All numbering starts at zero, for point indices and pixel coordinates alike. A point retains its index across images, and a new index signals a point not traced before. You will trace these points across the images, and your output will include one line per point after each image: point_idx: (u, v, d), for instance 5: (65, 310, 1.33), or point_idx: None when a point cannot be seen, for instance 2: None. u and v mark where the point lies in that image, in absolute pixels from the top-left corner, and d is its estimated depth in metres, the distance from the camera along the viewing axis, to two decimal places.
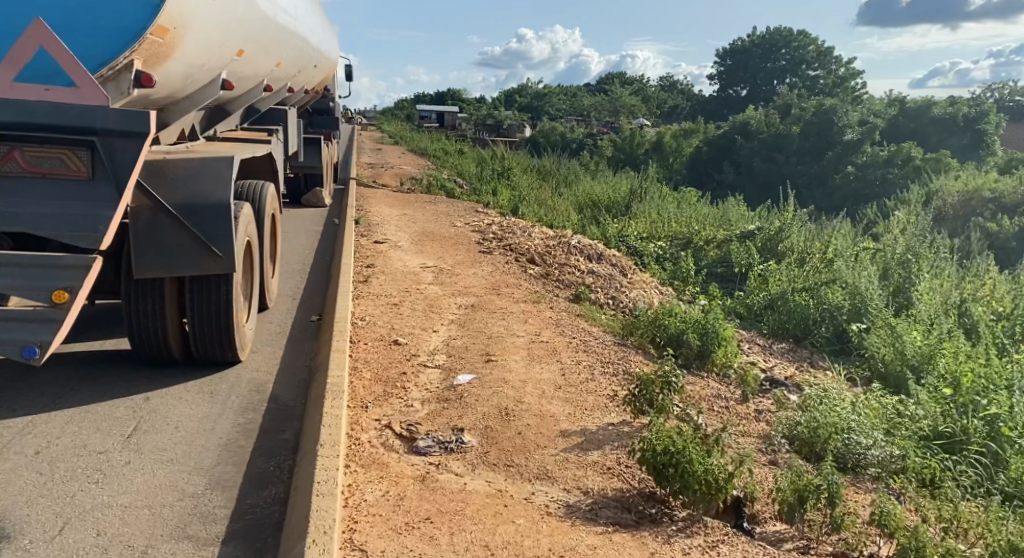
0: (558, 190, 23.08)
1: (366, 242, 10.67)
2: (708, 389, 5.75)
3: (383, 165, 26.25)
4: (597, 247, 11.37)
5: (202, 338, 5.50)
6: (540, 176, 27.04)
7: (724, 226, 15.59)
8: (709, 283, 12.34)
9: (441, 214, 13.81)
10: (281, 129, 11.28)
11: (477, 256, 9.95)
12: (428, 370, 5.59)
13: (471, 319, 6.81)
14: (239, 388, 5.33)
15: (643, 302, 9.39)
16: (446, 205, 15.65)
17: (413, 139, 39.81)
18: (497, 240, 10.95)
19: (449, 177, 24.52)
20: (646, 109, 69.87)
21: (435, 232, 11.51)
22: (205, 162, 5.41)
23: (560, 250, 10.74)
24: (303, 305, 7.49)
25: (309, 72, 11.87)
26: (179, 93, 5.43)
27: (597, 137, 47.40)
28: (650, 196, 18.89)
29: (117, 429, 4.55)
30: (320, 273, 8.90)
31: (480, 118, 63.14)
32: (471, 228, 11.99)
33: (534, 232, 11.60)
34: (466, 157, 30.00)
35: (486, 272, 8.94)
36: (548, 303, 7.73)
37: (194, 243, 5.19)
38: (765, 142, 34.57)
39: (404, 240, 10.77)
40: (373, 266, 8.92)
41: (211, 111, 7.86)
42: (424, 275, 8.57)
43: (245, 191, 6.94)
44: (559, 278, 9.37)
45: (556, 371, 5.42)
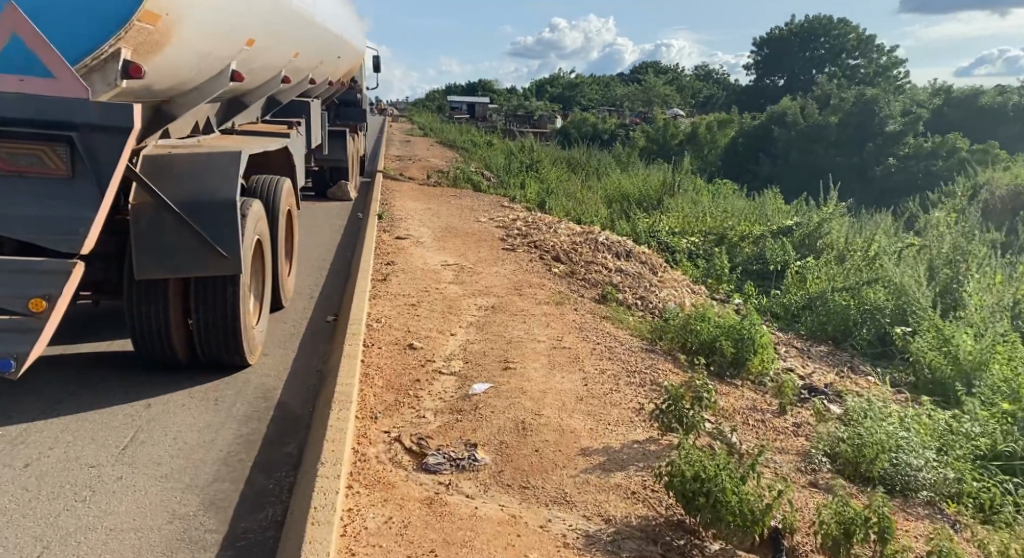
0: (588, 183, 22.73)
1: (389, 238, 10.42)
2: (741, 401, 5.39)
3: (412, 156, 26.10)
4: (626, 243, 11.01)
5: (208, 341, 5.23)
6: (571, 168, 26.68)
7: (758, 222, 15.15)
8: (743, 282, 11.93)
9: (467, 209, 13.54)
10: (303, 122, 11.06)
11: (502, 253, 9.66)
12: (443, 378, 5.28)
13: (491, 323, 6.50)
14: (246, 394, 5.06)
15: (673, 303, 9.04)
16: (473, 199, 15.38)
17: (443, 130, 39.61)
18: (522, 237, 10.64)
19: (478, 170, 24.26)
20: (680, 99, 69.07)
21: (459, 228, 11.24)
22: (210, 156, 5.14)
23: (588, 246, 10.42)
24: (320, 304, 7.23)
25: (333, 63, 11.63)
26: (184, 85, 5.18)
27: (629, 127, 46.84)
28: (682, 189, 18.47)
29: (113, 440, 4.29)
30: (339, 270, 8.64)
31: (511, 109, 62.77)
32: (497, 223, 11.70)
33: (561, 228, 11.28)
34: (496, 149, 29.71)
35: (510, 270, 8.64)
36: (573, 305, 7.42)
37: (199, 242, 4.94)
38: (803, 134, 33.85)
39: (427, 236, 10.50)
40: (393, 264, 8.66)
41: (227, 103, 7.63)
42: (445, 274, 8.29)
43: (258, 187, 6.70)
44: (586, 277, 9.05)
45: (579, 381, 5.09)
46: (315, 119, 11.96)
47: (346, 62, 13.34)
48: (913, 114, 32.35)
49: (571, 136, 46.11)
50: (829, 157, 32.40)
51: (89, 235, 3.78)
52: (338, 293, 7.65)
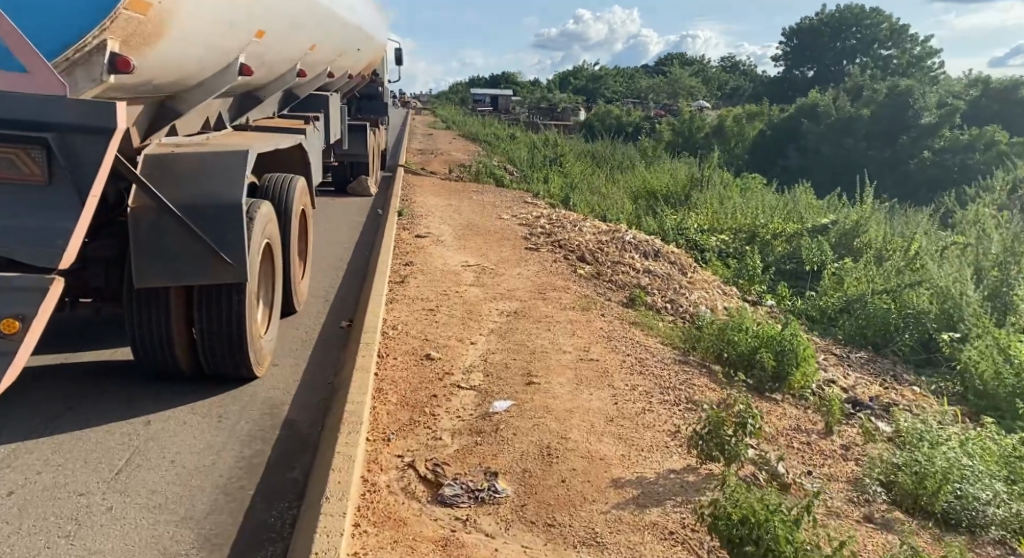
0: (613, 178, 22.32)
1: (408, 236, 10.09)
2: (783, 420, 5.00)
3: (435, 150, 25.81)
4: (654, 242, 10.61)
5: (212, 353, 4.87)
6: (595, 162, 26.27)
7: (790, 219, 14.69)
8: (777, 282, 11.50)
9: (489, 205, 13.19)
10: (322, 116, 10.74)
11: (525, 253, 9.31)
12: (462, 393, 4.92)
13: (513, 331, 6.14)
14: (252, 409, 4.73)
15: (704, 306, 8.66)
16: (496, 194, 15.03)
17: (466, 123, 39.28)
18: (546, 235, 10.27)
19: (501, 164, 23.92)
20: (706, 91, 68.27)
21: (481, 226, 10.89)
22: (215, 156, 4.80)
23: (614, 246, 10.03)
24: (334, 309, 6.90)
25: (352, 56, 11.30)
26: (187, 79, 4.85)
27: (654, 120, 46.28)
28: (711, 184, 18.03)
29: (106, 462, 3.96)
30: (356, 272, 8.31)
31: (534, 101, 62.31)
32: (519, 221, 11.34)
33: (586, 226, 10.90)
34: (520, 142, 29.33)
35: (534, 272, 8.28)
36: (600, 310, 7.05)
37: (201, 248, 4.58)
38: (833, 127, 33.18)
39: (448, 235, 10.16)
40: (412, 265, 8.32)
41: (241, 98, 7.32)
42: (466, 276, 7.94)
43: (270, 186, 6.37)
44: (612, 278, 8.68)
45: (608, 399, 4.72)
46: (334, 113, 11.65)
47: (366, 54, 13.02)
48: (948, 106, 31.58)
49: (596, 129, 45.63)
50: (860, 151, 31.72)
51: (69, 248, 3.48)
52: (354, 296, 7.32)
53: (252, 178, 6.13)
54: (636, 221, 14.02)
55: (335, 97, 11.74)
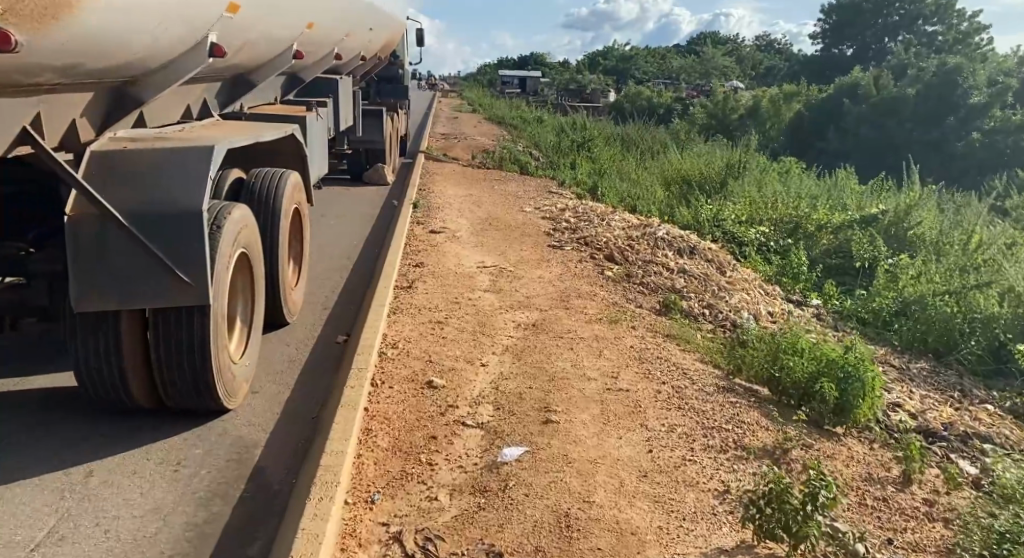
0: (644, 164, 21.46)
1: (422, 231, 9.35)
2: (851, 467, 4.18)
3: (458, 134, 25.08)
4: (689, 237, 9.77)
5: (172, 385, 4.09)
6: (625, 146, 25.39)
7: (834, 208, 13.75)
8: (823, 279, 10.62)
9: (511, 196, 12.39)
10: (330, 102, 9.99)
11: (549, 251, 8.52)
12: (467, 434, 4.14)
13: (530, 350, 5.35)
14: (219, 452, 3.99)
15: (747, 312, 7.83)
16: (519, 183, 14.24)
17: (493, 106, 38.46)
18: (571, 230, 9.50)
19: (527, 149, 23.11)
20: (739, 72, 66.99)
21: (502, 219, 10.15)
22: (173, 153, 4.00)
23: (645, 242, 9.21)
24: (332, 319, 6.14)
25: (363, 35, 10.53)
26: (141, 59, 4.08)
27: (685, 101, 45.16)
28: (747, 170, 17.10)
29: (25, 536, 3.21)
30: (360, 274, 7.56)
31: (564, 84, 61.05)
32: (543, 214, 10.58)
33: (614, 219, 10.08)
34: (547, 126, 28.51)
35: (558, 274, 7.53)
36: (631, 321, 6.26)
37: (152, 262, 3.80)
38: (874, 107, 31.96)
39: (464, 230, 9.41)
40: (424, 266, 7.56)
41: (231, 82, 6.58)
42: (482, 279, 7.17)
43: (255, 183, 5.60)
44: (645, 281, 7.89)
45: (639, 445, 3.94)
46: (344, 98, 10.91)
47: (381, 32, 12.24)
48: (997, 85, 30.23)
49: (625, 111, 44.61)
50: (903, 132, 30.49)
51: None
52: (355, 304, 6.56)
53: (233, 174, 5.37)
54: (668, 213, 13.17)
55: (346, 80, 10.98)
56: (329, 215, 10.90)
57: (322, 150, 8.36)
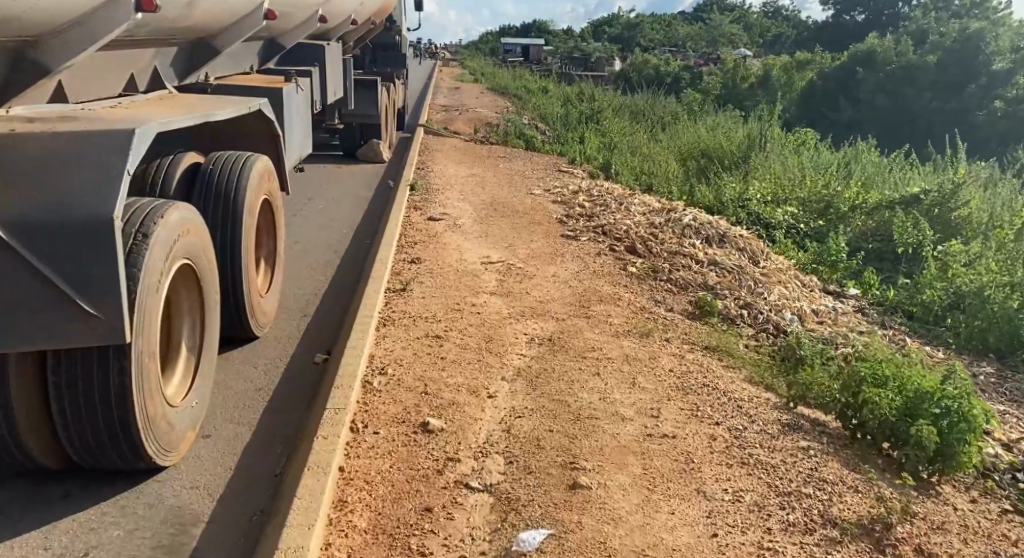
0: (657, 138, 20.43)
1: (419, 218, 8.40)
2: (971, 545, 3.25)
3: (459, 106, 24.04)
4: (716, 221, 8.82)
5: (85, 447, 3.09)
6: (635, 119, 24.32)
7: (866, 187, 12.79)
8: (863, 266, 9.69)
9: (518, 175, 11.41)
10: (315, 73, 8.99)
11: (563, 242, 7.58)
12: (472, 503, 3.18)
13: (547, 377, 4.40)
14: (146, 531, 3.03)
15: (791, 312, 6.91)
16: (526, 160, 13.25)
17: (497, 76, 37.28)
18: (586, 217, 8.55)
19: (532, 121, 22.06)
20: (746, 39, 65.54)
21: (508, 204, 9.19)
22: (82, 136, 2.97)
23: (670, 229, 8.26)
24: (310, 332, 5.17)
25: None
26: (40, 12, 3.09)
27: (692, 69, 43.94)
28: (769, 143, 16.07)
29: None
30: (347, 272, 6.60)
31: (568, 53, 59.41)
32: (553, 197, 9.63)
33: (634, 204, 9.12)
34: (552, 96, 27.44)
35: (575, 270, 6.60)
36: (665, 332, 5.33)
37: (43, 287, 2.80)
38: (891, 75, 30.79)
39: (467, 217, 8.46)
40: (421, 262, 6.61)
41: (190, 47, 5.58)
42: (488, 280, 6.22)
43: (211, 170, 4.62)
44: (673, 277, 6.97)
45: (700, 528, 3.00)
46: (333, 67, 9.90)
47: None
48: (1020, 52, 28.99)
49: (631, 80, 43.42)
50: (922, 101, 29.37)
51: None
52: (340, 311, 5.59)
53: (185, 160, 4.46)
54: (689, 192, 12.20)
55: (335, 47, 9.97)
56: (318, 198, 9.92)
57: (304, 125, 7.38)
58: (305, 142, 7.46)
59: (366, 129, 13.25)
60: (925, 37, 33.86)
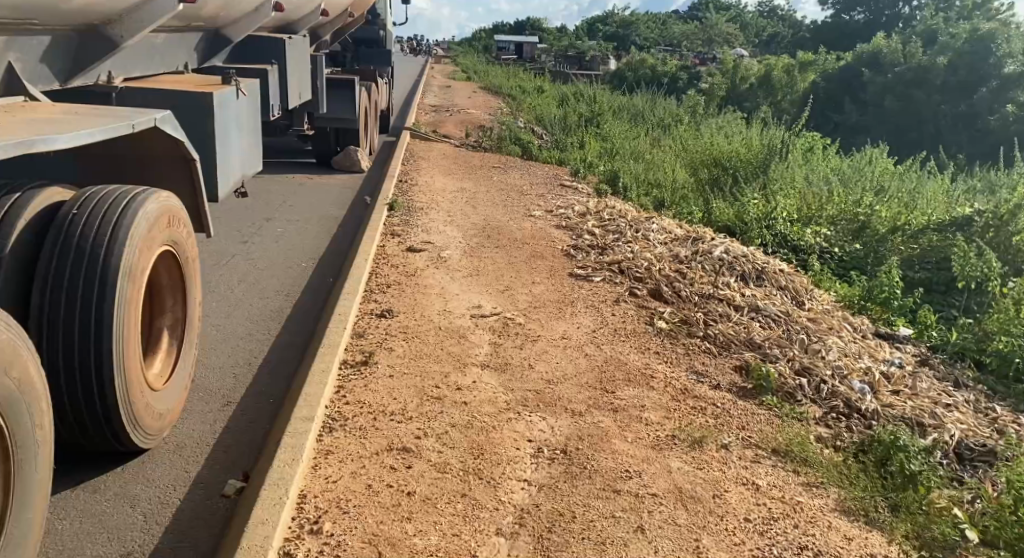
0: (662, 145, 19.07)
1: (396, 250, 7.03)
2: None
3: (450, 106, 22.72)
4: (752, 253, 7.47)
5: None
6: (636, 122, 22.91)
7: (903, 206, 11.44)
8: (919, 302, 8.34)
9: (515, 191, 10.04)
10: (273, 72, 7.62)
11: (570, 284, 6.23)
12: None
13: (563, 530, 3.00)
14: None
15: (858, 377, 5.54)
16: (523, 171, 11.86)
17: (490, 75, 35.86)
18: (597, 249, 7.20)
19: (528, 124, 20.66)
20: (744, 39, 64.36)
21: (503, 232, 7.84)
22: None
23: (698, 266, 6.92)
24: (227, 433, 3.73)
25: None
26: None
27: (691, 69, 42.70)
28: (787, 151, 14.71)
29: None
30: (297, 328, 5.22)
31: (563, 51, 57.94)
32: (555, 222, 8.27)
33: (652, 232, 7.77)
34: (548, 96, 26.12)
35: (590, 328, 5.23)
36: (719, 432, 3.94)
37: None
38: (900, 77, 29.47)
39: (454, 251, 7.09)
40: (394, 316, 5.24)
41: (78, 44, 4.14)
42: (479, 344, 4.84)
43: (72, 216, 3.14)
44: (711, 333, 5.61)
45: None
46: (298, 66, 8.52)
47: None
48: None
49: (627, 80, 42.20)
50: (932, 105, 28.02)
51: None
52: (276, 395, 4.19)
53: (42, 197, 3.12)
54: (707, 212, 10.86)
55: (300, 42, 8.61)
56: (282, 219, 8.53)
57: (253, 137, 6.02)
58: (254, 159, 6.10)
59: (343, 135, 11.89)
60: (934, 37, 32.52)
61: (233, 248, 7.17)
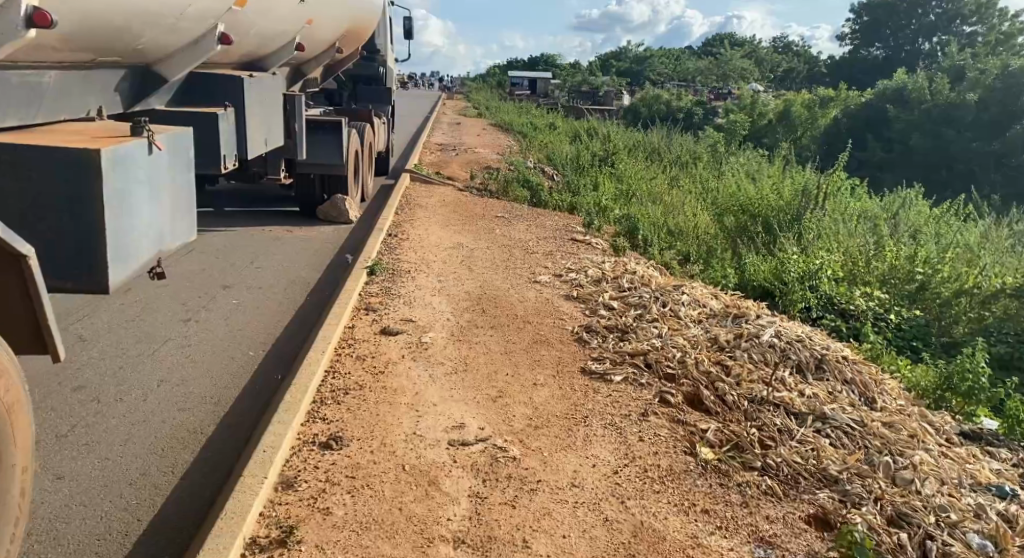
0: (681, 187, 17.71)
1: (368, 334, 5.72)
2: None
3: (458, 145, 21.62)
4: (806, 335, 6.09)
5: None
6: (653, 161, 21.61)
7: (963, 263, 9.99)
8: (1007, 390, 6.87)
9: (519, 248, 8.73)
10: (226, 116, 6.41)
11: (583, 385, 4.88)
12: None
13: None
14: None
15: (974, 526, 4.09)
16: (531, 222, 10.56)
17: (501, 111, 34.80)
18: (619, 330, 5.85)
19: (538, 164, 19.41)
20: (760, 74, 63.42)
21: (502, 305, 6.53)
22: None
23: (743, 356, 5.57)
24: None
25: (280, 11, 6.97)
26: None
27: (708, 104, 41.60)
28: (822, 197, 13.33)
29: None
30: (212, 464, 3.90)
31: (576, 87, 56.98)
32: (566, 291, 6.94)
33: (682, 306, 6.41)
34: (560, 133, 24.98)
35: (610, 464, 3.89)
36: None
37: None
38: (928, 114, 28.09)
39: (440, 335, 5.77)
40: (343, 446, 3.89)
41: None
42: (455, 499, 3.48)
43: None
44: (769, 465, 4.29)
45: None
46: (265, 109, 7.32)
47: (329, 12, 8.66)
48: None
49: (642, 115, 41.14)
50: (963, 143, 26.37)
51: None
52: None
53: None
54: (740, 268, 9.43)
55: (268, 80, 7.40)
56: (243, 285, 7.26)
57: (179, 199, 4.75)
58: (183, 224, 4.83)
59: (329, 182, 10.68)
60: (962, 73, 31.07)
61: (170, 328, 5.88)
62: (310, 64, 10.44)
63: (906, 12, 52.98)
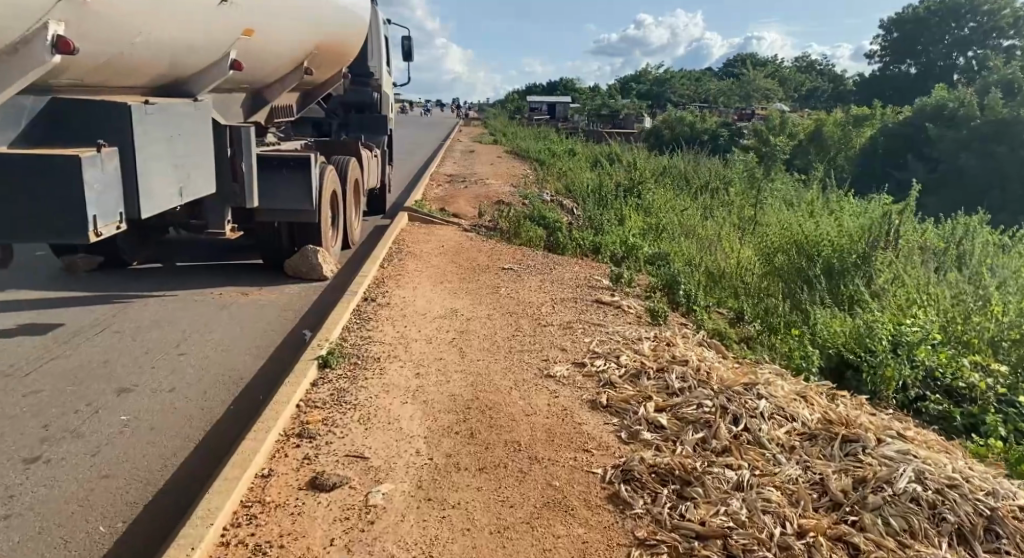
0: (718, 218, 15.59)
1: (291, 491, 3.73)
2: None
3: (469, 175, 19.73)
4: (961, 472, 4.00)
5: None
6: (683, 190, 19.52)
7: None
8: None
9: (530, 318, 6.69)
10: (109, 157, 4.53)
11: None
12: None
13: None
14: None
15: None
16: (546, 276, 8.52)
17: (519, 137, 32.93)
18: (679, 478, 3.85)
19: (556, 196, 17.44)
20: (785, 92, 61.33)
21: (500, 423, 4.50)
22: None
23: (876, 532, 3.55)
24: None
25: (184, 10, 5.08)
26: None
27: (735, 125, 39.50)
28: (893, 235, 11.15)
29: None
30: None
31: (597, 109, 55.09)
32: (591, 396, 4.89)
33: (765, 425, 4.37)
34: (580, 160, 22.99)
35: None
36: None
37: None
38: (978, 132, 25.73)
39: (404, 487, 3.76)
40: None
41: None
42: None
43: None
44: None
45: None
46: (180, 147, 5.45)
47: (280, 21, 6.81)
48: None
49: (665, 138, 39.17)
50: (1018, 162, 23.83)
51: None
52: None
53: None
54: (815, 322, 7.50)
55: (185, 108, 5.54)
56: (148, 386, 5.31)
57: None
58: None
59: (298, 230, 8.75)
60: (1014, 88, 28.66)
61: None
62: (273, 90, 8.59)
63: (940, 26, 50.57)
